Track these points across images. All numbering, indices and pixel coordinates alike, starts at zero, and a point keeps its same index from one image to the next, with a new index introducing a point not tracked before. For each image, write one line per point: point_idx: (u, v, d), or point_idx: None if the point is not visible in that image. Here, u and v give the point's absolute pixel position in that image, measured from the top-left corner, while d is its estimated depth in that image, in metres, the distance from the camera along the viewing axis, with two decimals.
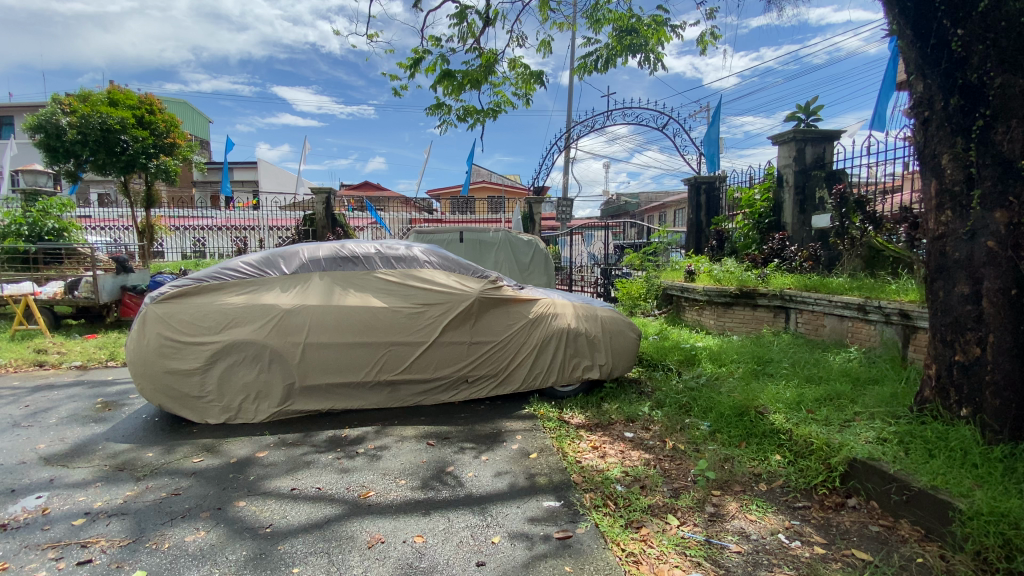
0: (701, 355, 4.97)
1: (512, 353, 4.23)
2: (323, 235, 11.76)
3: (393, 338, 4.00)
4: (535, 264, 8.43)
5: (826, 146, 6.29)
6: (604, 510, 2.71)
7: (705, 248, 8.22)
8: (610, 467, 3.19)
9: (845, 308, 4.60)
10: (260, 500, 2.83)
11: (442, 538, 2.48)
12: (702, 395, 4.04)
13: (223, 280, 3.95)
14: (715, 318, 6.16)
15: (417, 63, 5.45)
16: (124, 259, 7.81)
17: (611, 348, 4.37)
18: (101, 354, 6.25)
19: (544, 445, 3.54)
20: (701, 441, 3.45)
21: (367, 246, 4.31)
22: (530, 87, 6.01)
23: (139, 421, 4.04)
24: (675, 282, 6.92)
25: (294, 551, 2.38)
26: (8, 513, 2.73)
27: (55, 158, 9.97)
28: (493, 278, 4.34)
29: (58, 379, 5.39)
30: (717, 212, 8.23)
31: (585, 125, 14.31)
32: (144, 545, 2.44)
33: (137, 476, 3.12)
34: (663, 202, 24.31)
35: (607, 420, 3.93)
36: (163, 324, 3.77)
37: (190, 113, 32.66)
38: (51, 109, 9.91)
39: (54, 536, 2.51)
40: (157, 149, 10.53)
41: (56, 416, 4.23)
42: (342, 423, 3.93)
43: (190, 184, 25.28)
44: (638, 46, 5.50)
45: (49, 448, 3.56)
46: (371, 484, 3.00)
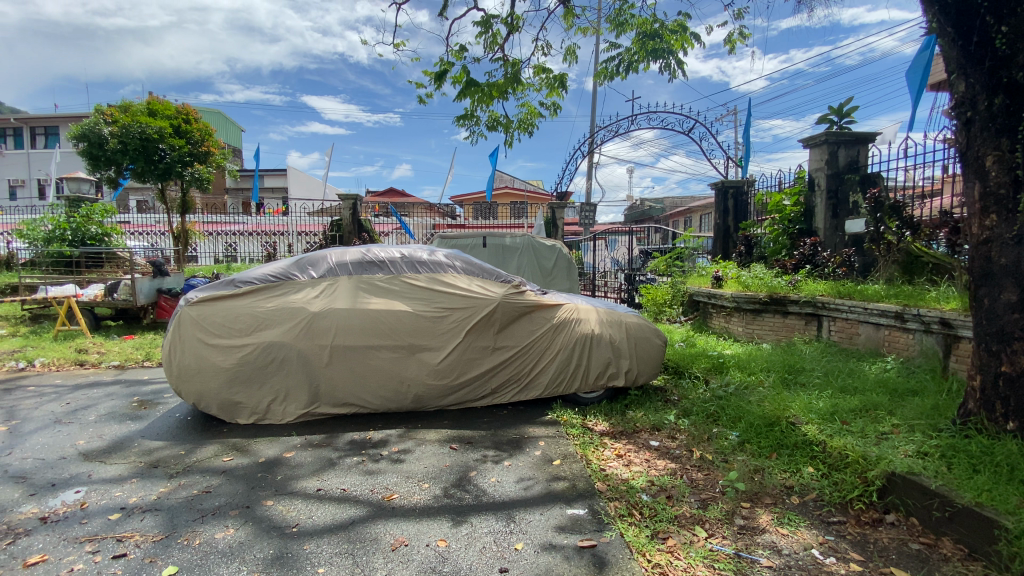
0: (729, 363, 4.85)
1: (534, 359, 4.21)
2: (350, 241, 12.00)
3: (417, 342, 4.03)
4: (558, 269, 8.40)
5: (860, 149, 6.09)
6: (629, 519, 2.66)
7: (732, 254, 8.04)
8: (635, 476, 3.13)
9: (881, 316, 4.44)
10: (287, 500, 2.87)
11: (466, 542, 2.48)
12: (730, 404, 3.94)
13: (254, 283, 4.05)
14: (743, 325, 6.03)
15: (445, 77, 5.52)
16: (160, 263, 8.10)
17: (636, 354, 4.30)
18: (137, 354, 6.47)
19: (567, 451, 3.51)
20: (730, 452, 3.35)
21: (393, 252, 4.37)
22: (555, 93, 6.00)
23: (173, 420, 4.16)
24: (702, 288, 6.80)
25: (319, 551, 2.40)
26: (49, 506, 2.84)
27: (96, 165, 10.42)
28: (516, 282, 4.34)
29: (97, 378, 5.60)
30: (745, 217, 8.03)
31: (608, 129, 12.48)
32: (176, 540, 2.50)
33: (170, 473, 3.21)
34: (690, 207, 23.93)
35: (631, 428, 3.88)
36: (196, 326, 3.88)
37: (222, 122, 33.77)
38: (94, 119, 10.42)
39: (91, 530, 2.60)
40: (193, 157, 10.88)
41: (95, 413, 4.39)
42: (367, 426, 3.97)
43: (222, 192, 26.09)
44: (662, 51, 5.44)
45: (88, 445, 3.69)
46: (395, 487, 3.02)
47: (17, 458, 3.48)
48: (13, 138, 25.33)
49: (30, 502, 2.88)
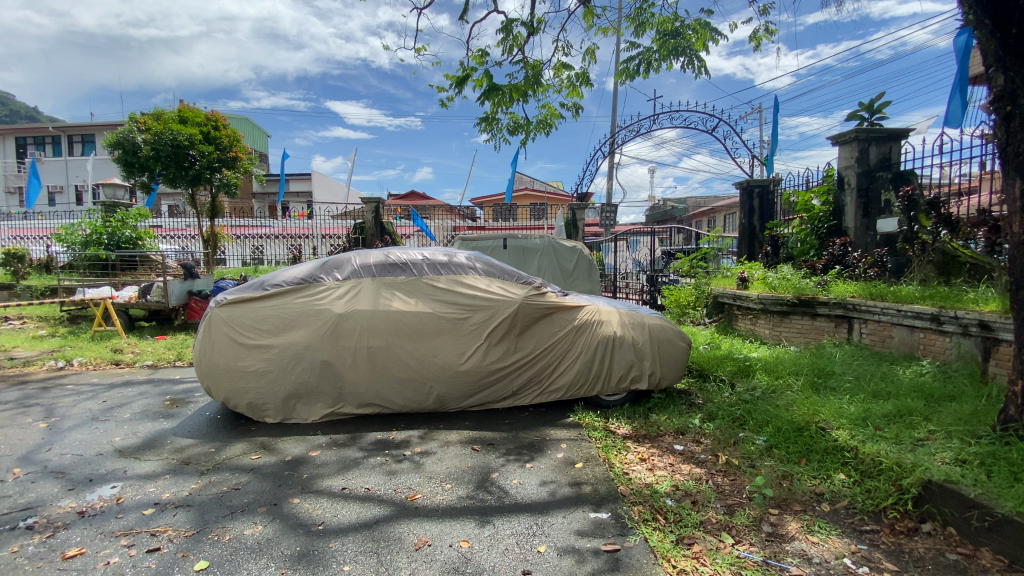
0: (756, 366, 4.74)
1: (556, 361, 4.20)
2: (372, 243, 12.17)
3: (440, 343, 4.06)
4: (579, 270, 8.36)
5: (891, 146, 5.92)
6: (653, 524, 2.63)
7: (759, 254, 7.87)
8: (659, 480, 3.09)
9: (915, 318, 4.30)
10: (313, 498, 2.92)
11: (489, 543, 2.48)
12: (757, 409, 3.85)
13: (281, 285, 4.14)
14: (770, 327, 5.89)
15: (467, 80, 5.56)
16: (191, 265, 8.35)
17: (659, 357, 4.24)
18: (168, 354, 6.67)
19: (590, 454, 3.48)
20: (757, 457, 3.27)
21: (415, 254, 4.41)
22: (576, 95, 5.99)
23: (203, 418, 4.28)
24: (727, 290, 6.67)
25: (344, 549, 2.43)
26: (87, 500, 2.95)
27: (130, 172, 10.78)
28: (537, 284, 4.33)
29: (132, 377, 5.80)
30: (771, 216, 7.86)
31: (629, 129, 12.32)
32: (207, 536, 2.56)
33: (201, 470, 3.29)
34: (713, 207, 23.55)
35: (655, 432, 3.82)
36: (225, 326, 3.98)
37: (249, 128, 34.70)
38: (129, 127, 10.74)
39: (126, 524, 2.68)
40: (221, 163, 11.18)
41: (129, 411, 4.54)
42: (390, 426, 4.02)
43: (249, 196, 26.74)
44: (684, 49, 5.38)
45: (123, 442, 3.82)
46: (418, 487, 3.04)
47: (57, 454, 3.63)
48: (52, 145, 26.37)
49: (69, 497, 3.00)
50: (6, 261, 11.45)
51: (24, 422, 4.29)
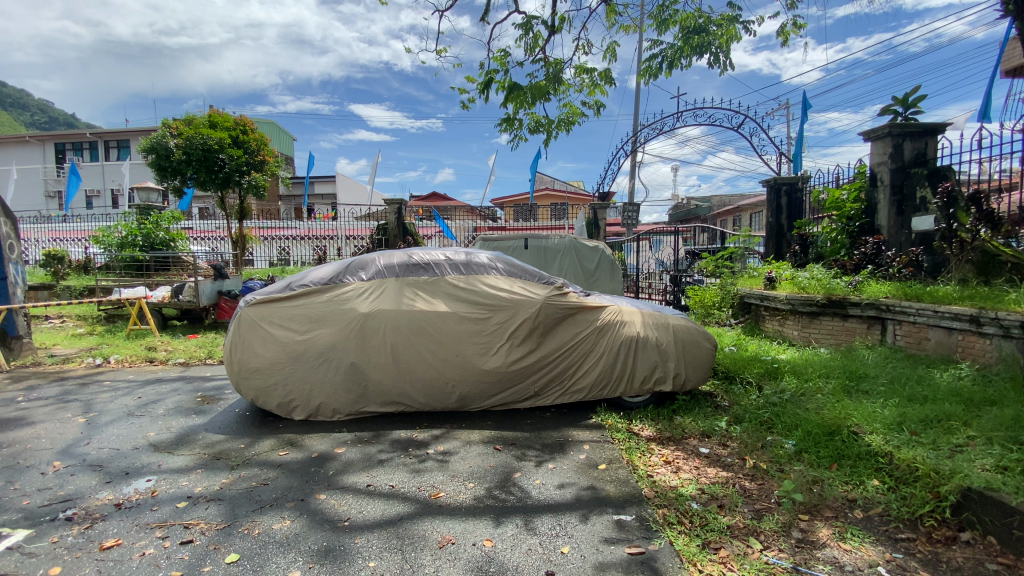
0: (784, 368, 4.64)
1: (578, 361, 4.17)
2: (395, 244, 12.32)
3: (462, 343, 4.07)
4: (601, 270, 8.30)
5: (927, 141, 5.70)
6: (678, 527, 2.59)
7: (786, 253, 7.69)
8: (684, 483, 3.04)
9: (953, 319, 4.14)
10: (339, 494, 2.97)
11: (512, 543, 2.48)
12: (786, 412, 3.76)
13: (307, 285, 4.21)
14: (799, 328, 5.75)
15: (489, 82, 5.58)
16: (221, 266, 8.58)
17: (684, 358, 4.18)
18: (199, 352, 6.87)
19: (613, 456, 3.45)
20: (786, 461, 3.19)
21: (437, 254, 4.45)
22: (598, 94, 5.95)
23: (233, 415, 4.38)
24: (753, 290, 6.54)
25: (369, 545, 2.46)
26: (124, 492, 3.06)
27: (164, 176, 11.12)
28: (559, 284, 4.31)
29: (165, 374, 5.99)
30: (800, 215, 7.66)
31: (653, 127, 12.16)
32: (237, 529, 2.62)
33: (231, 465, 3.38)
34: (738, 207, 23.13)
35: (680, 434, 3.77)
36: (255, 325, 4.08)
37: (275, 132, 35.53)
38: (162, 132, 11.07)
39: (161, 517, 2.77)
40: (249, 166, 11.47)
41: (163, 407, 4.70)
42: (413, 424, 4.06)
43: (275, 198, 27.32)
44: (709, 45, 5.29)
45: (157, 436, 3.95)
46: (441, 485, 3.07)
47: (95, 448, 3.77)
48: (89, 151, 27.36)
49: (107, 489, 3.11)
50: (48, 262, 11.94)
51: (64, 417, 4.47)
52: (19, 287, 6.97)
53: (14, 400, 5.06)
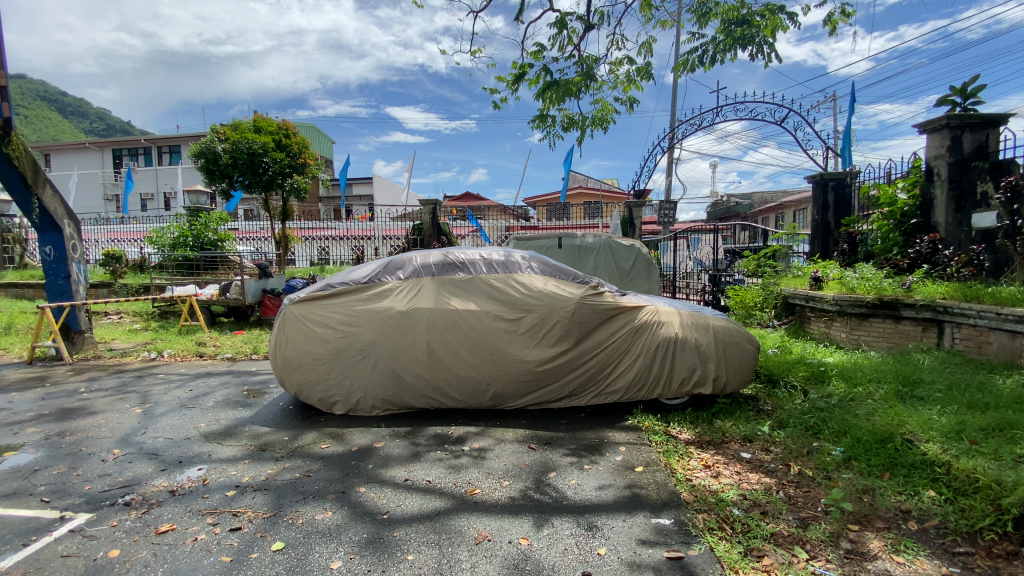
0: (831, 372, 4.46)
1: (614, 362, 4.13)
2: (430, 243, 12.52)
3: (497, 342, 4.08)
4: (637, 269, 8.19)
5: (988, 133, 5.38)
6: (719, 533, 2.53)
7: (833, 252, 7.38)
8: (725, 489, 2.96)
9: (1017, 322, 3.90)
10: (378, 487, 3.04)
11: (548, 542, 2.47)
12: (833, 417, 3.62)
13: (347, 284, 4.32)
14: (847, 330, 5.50)
15: (523, 77, 5.59)
16: (265, 265, 8.92)
17: (724, 360, 4.07)
18: (245, 348, 7.16)
19: (650, 459, 3.39)
20: (833, 469, 3.06)
21: (472, 254, 4.48)
22: (634, 90, 5.87)
23: (277, 408, 4.55)
24: (798, 290, 6.31)
25: (408, 539, 2.51)
26: (178, 480, 3.22)
27: (212, 179, 11.63)
28: (594, 283, 4.28)
29: (214, 368, 6.27)
30: (848, 212, 7.34)
31: (692, 124, 12.23)
32: (283, 518, 2.73)
33: (276, 456, 3.51)
34: (780, 204, 22.33)
35: (720, 438, 3.68)
36: (297, 322, 4.21)
37: (315, 134, 36.69)
38: (210, 137, 11.56)
39: (211, 504, 2.90)
40: (292, 169, 11.89)
41: (212, 399, 4.92)
42: (449, 421, 4.11)
43: (314, 199, 28.15)
44: (751, 37, 5.13)
45: (208, 427, 4.14)
46: (477, 482, 3.09)
47: (151, 437, 3.99)
48: (143, 156, 28.88)
49: (162, 477, 3.28)
50: (107, 261, 12.69)
51: (122, 407, 4.75)
52: (81, 285, 7.45)
53: (78, 390, 5.41)
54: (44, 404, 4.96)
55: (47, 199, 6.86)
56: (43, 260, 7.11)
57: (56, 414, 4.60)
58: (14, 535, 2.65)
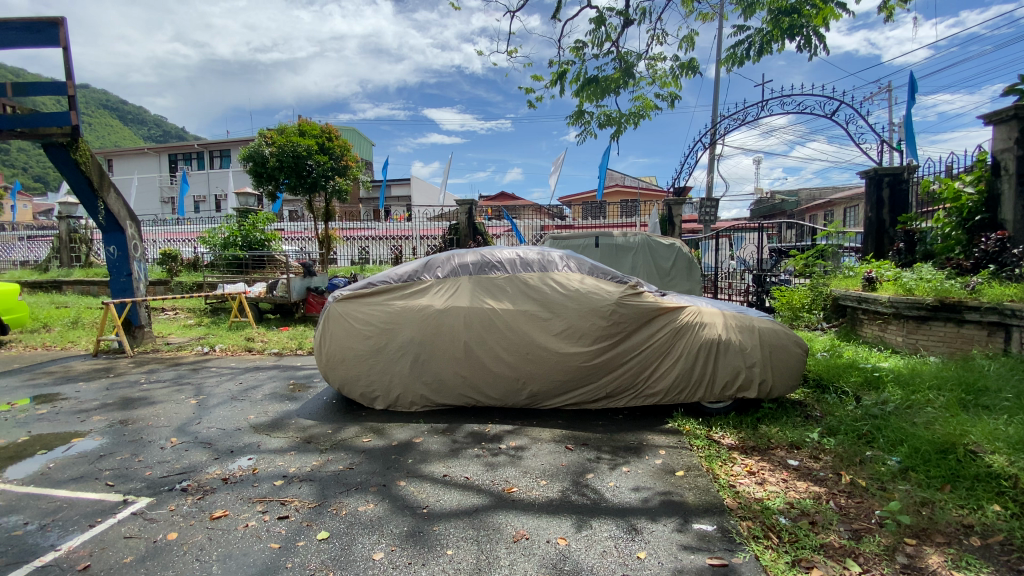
0: (887, 378, 4.24)
1: (654, 363, 4.06)
2: (466, 243, 12.66)
3: (534, 342, 4.08)
4: (677, 269, 8.02)
5: None
6: (765, 541, 2.45)
7: (888, 252, 7.01)
8: (771, 497, 2.87)
9: None
10: (418, 482, 3.10)
11: (586, 544, 2.46)
12: (889, 425, 3.44)
13: (387, 283, 4.42)
14: (903, 334, 5.22)
15: (562, 74, 5.58)
16: (310, 264, 9.23)
17: (770, 363, 3.93)
18: (290, 343, 7.44)
19: (691, 463, 3.32)
20: (889, 480, 2.91)
21: (509, 254, 4.49)
22: (676, 85, 5.74)
23: (321, 402, 4.71)
24: (850, 291, 6.03)
25: (447, 534, 2.55)
26: (230, 468, 3.38)
27: (260, 181, 12.10)
28: (633, 283, 4.21)
29: (262, 362, 6.54)
30: (904, 209, 6.97)
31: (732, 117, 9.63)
32: (327, 509, 2.82)
33: (321, 448, 3.63)
34: (829, 200, 21.35)
35: (765, 444, 3.56)
36: (340, 320, 4.34)
37: (355, 137, 37.73)
38: (258, 141, 12.03)
39: (261, 493, 3.04)
40: (334, 171, 12.26)
41: (261, 392, 5.14)
42: (486, 419, 4.15)
43: (354, 200, 28.88)
44: (800, 27, 4.94)
45: (257, 419, 4.33)
46: (514, 480, 3.11)
47: (205, 427, 4.20)
48: (196, 160, 30.38)
49: (215, 465, 3.46)
50: (164, 261, 13.43)
51: (179, 398, 5.02)
52: (141, 282, 7.91)
53: (139, 382, 5.75)
54: (109, 393, 5.31)
55: (111, 202, 7.32)
56: (107, 258, 7.58)
57: (120, 404, 4.91)
58: (82, 516, 2.85)
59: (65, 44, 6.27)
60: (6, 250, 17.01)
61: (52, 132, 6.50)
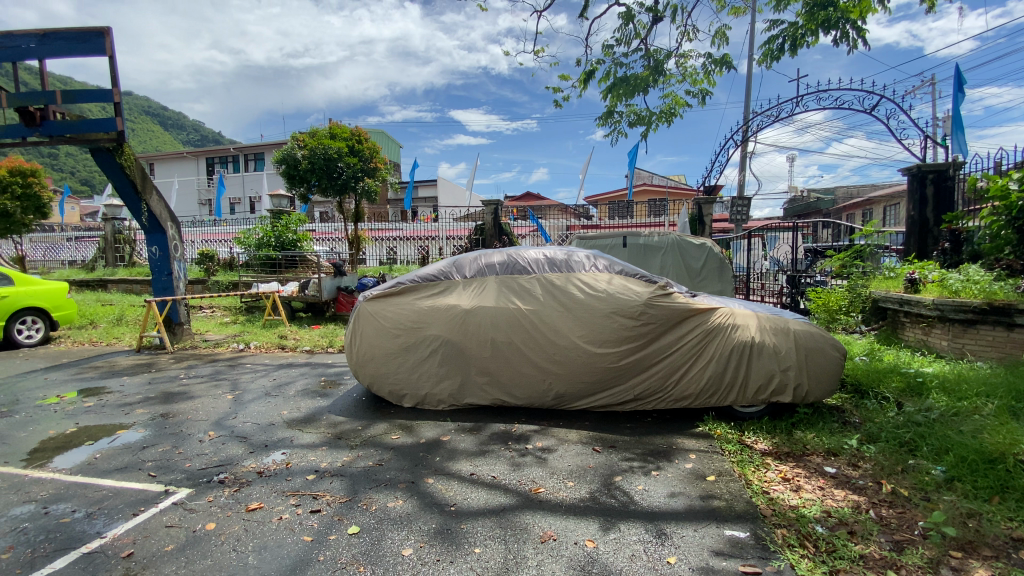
0: (931, 384, 4.07)
1: (684, 366, 3.98)
2: (492, 243, 12.72)
3: (561, 342, 4.06)
4: (708, 270, 7.87)
5: None
6: (801, 550, 2.38)
7: (933, 252, 6.74)
8: (807, 504, 2.78)
9: None
10: (445, 480, 3.13)
11: (615, 547, 2.44)
12: (933, 433, 3.30)
13: (415, 283, 4.48)
14: (948, 338, 5.00)
15: (591, 73, 5.54)
16: (340, 264, 9.43)
17: (806, 367, 3.81)
18: (321, 341, 7.62)
19: (722, 468, 3.25)
20: (933, 490, 2.79)
21: (536, 254, 4.49)
22: (706, 83, 5.64)
23: (351, 399, 4.80)
24: (890, 294, 5.82)
25: (475, 532, 2.56)
26: (264, 462, 3.49)
27: (292, 184, 12.43)
28: (662, 283, 4.15)
29: (294, 360, 6.72)
30: (950, 208, 6.67)
31: (765, 115, 10.20)
32: (358, 504, 2.88)
33: (351, 445, 3.70)
34: (868, 199, 20.56)
35: (800, 450, 3.46)
36: (369, 319, 4.41)
37: (384, 140, 38.43)
38: (290, 145, 12.37)
39: (294, 486, 3.12)
40: (363, 172, 12.51)
41: (294, 389, 5.28)
42: (513, 420, 4.16)
43: (383, 202, 29.35)
44: (836, 20, 4.79)
45: (290, 414, 4.45)
46: (541, 481, 3.10)
47: (240, 421, 4.34)
48: (232, 164, 31.42)
49: (251, 458, 3.57)
50: (202, 261, 13.94)
51: (216, 393, 5.20)
52: (181, 281, 8.22)
53: (179, 377, 5.99)
54: (151, 387, 5.54)
55: (154, 204, 7.64)
56: (150, 258, 7.91)
57: (161, 398, 5.12)
58: (127, 505, 2.98)
59: (110, 53, 6.57)
60: (55, 250, 17.94)
61: (99, 138, 6.81)
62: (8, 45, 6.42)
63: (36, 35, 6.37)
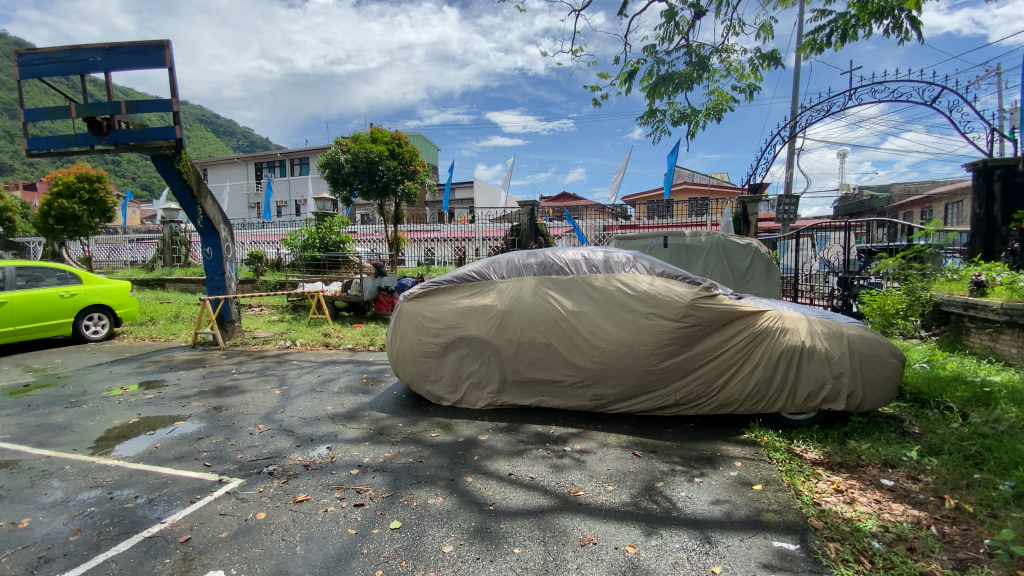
0: (1001, 394, 3.80)
1: (728, 370, 3.87)
2: (528, 244, 12.73)
3: (600, 343, 4.02)
4: (754, 271, 7.62)
5: None
6: (856, 566, 2.27)
7: (1001, 253, 6.29)
8: (862, 518, 2.65)
9: None
10: (484, 479, 3.16)
11: (656, 553, 2.40)
12: (1003, 446, 3.08)
13: (455, 283, 4.53)
14: (1019, 345, 4.67)
15: (632, 72, 5.47)
16: (381, 265, 9.66)
17: (860, 374, 3.63)
18: (363, 339, 7.83)
19: (770, 477, 3.14)
20: (1002, 506, 2.61)
21: (574, 254, 4.47)
22: (751, 78, 5.47)
23: (391, 396, 4.91)
24: (954, 297, 5.49)
25: (515, 532, 2.58)
26: (310, 456, 3.61)
27: (336, 187, 12.84)
28: (706, 284, 4.04)
29: (338, 357, 6.94)
30: (1021, 205, 6.21)
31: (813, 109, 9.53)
32: (399, 499, 2.94)
33: (392, 441, 3.79)
34: (928, 195, 19.37)
35: (854, 461, 3.29)
36: (409, 317, 4.51)
37: (422, 143, 39.09)
38: (334, 149, 12.79)
39: (338, 480, 3.22)
40: (403, 175, 12.76)
41: (337, 385, 5.45)
42: (551, 421, 4.15)
43: (421, 204, 29.87)
44: (890, 9, 4.55)
45: (334, 410, 4.60)
46: (580, 483, 3.08)
47: (288, 415, 4.51)
48: (279, 168, 32.71)
49: (298, 452, 3.70)
50: (252, 261, 14.61)
51: (265, 388, 5.44)
52: (233, 281, 8.62)
53: (230, 372, 6.28)
54: (205, 381, 5.84)
55: (208, 207, 8.05)
56: (204, 259, 8.35)
57: (215, 391, 5.39)
58: (184, 493, 3.16)
59: (168, 65, 6.96)
60: (119, 252, 19.15)
61: (159, 145, 7.23)
62: (77, 59, 6.89)
63: (103, 49, 6.82)
